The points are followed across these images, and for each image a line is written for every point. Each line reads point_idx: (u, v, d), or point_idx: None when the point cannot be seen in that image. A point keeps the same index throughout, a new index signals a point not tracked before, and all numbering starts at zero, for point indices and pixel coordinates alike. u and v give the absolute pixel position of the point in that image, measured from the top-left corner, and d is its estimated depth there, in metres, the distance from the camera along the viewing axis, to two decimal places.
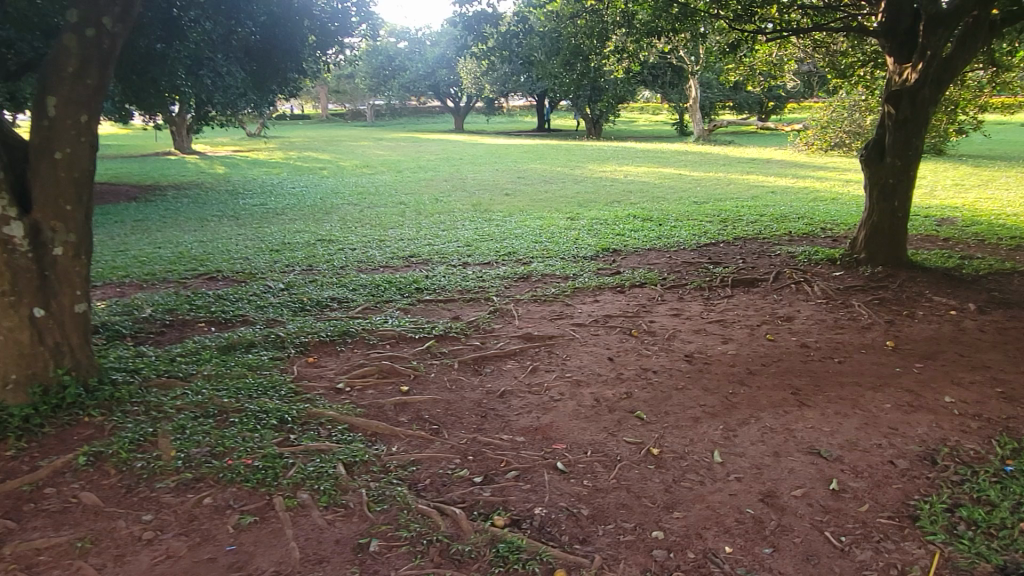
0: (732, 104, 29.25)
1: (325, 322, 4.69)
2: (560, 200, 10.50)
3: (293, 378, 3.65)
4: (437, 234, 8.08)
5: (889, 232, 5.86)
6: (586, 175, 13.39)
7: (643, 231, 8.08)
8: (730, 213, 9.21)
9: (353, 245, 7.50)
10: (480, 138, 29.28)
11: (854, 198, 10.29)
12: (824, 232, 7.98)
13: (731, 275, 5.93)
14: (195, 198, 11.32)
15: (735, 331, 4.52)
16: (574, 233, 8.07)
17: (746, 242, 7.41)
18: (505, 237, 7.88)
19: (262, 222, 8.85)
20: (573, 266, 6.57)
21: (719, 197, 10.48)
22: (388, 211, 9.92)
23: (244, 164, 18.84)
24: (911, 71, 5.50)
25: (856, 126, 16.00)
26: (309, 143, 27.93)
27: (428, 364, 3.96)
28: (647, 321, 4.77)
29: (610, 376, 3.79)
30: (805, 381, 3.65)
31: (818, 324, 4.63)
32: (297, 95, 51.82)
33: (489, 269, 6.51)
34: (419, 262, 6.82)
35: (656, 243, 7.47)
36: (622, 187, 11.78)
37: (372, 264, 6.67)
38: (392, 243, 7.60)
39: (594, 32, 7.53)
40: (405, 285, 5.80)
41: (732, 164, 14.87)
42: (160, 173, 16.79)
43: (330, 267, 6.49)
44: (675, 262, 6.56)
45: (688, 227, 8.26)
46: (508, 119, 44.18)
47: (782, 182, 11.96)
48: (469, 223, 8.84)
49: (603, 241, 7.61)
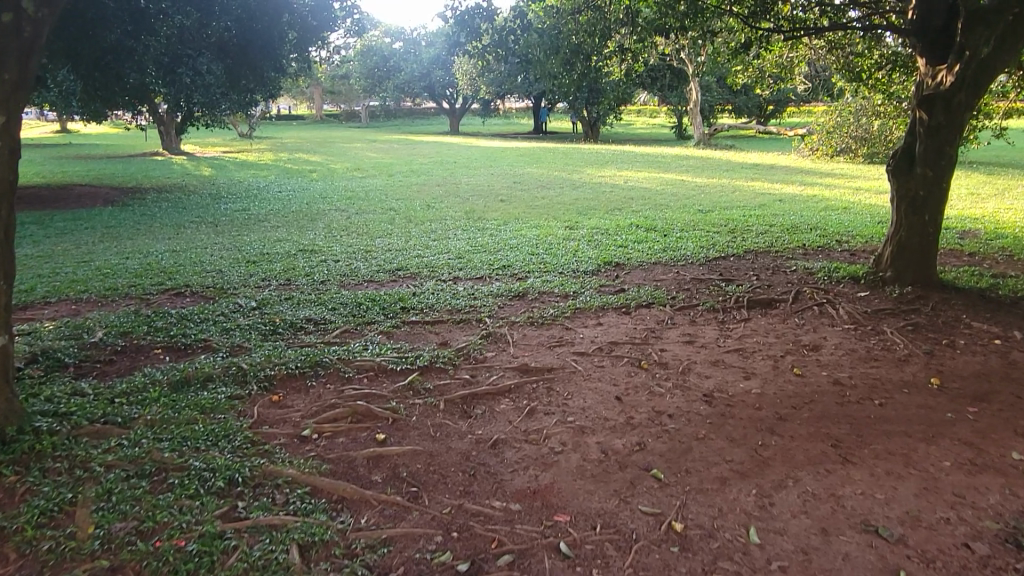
0: (731, 107, 28.87)
1: (298, 350, 4.18)
2: (558, 208, 10.01)
3: (251, 423, 3.13)
4: (427, 245, 7.59)
5: (918, 249, 5.39)
6: (584, 180, 12.93)
7: (646, 243, 7.61)
8: (737, 223, 8.74)
9: (336, 256, 6.98)
10: (476, 140, 28.83)
11: (865, 207, 9.85)
12: (839, 245, 7.51)
13: (746, 294, 5.44)
14: (174, 202, 10.78)
15: (757, 363, 4.03)
16: (574, 244, 7.59)
17: (758, 257, 6.92)
18: (499, 249, 7.39)
19: (242, 229, 8.33)
20: (573, 281, 6.08)
21: (725, 205, 10.01)
22: (377, 218, 9.43)
23: (232, 165, 18.32)
24: (946, 73, 5.02)
25: (863, 131, 15.59)
26: (301, 144, 27.38)
27: (410, 404, 3.46)
28: (657, 350, 4.27)
29: (619, 422, 3.29)
30: (846, 430, 3.15)
31: (849, 355, 4.14)
32: (292, 95, 51.27)
33: (482, 285, 6.01)
34: (406, 276, 6.32)
35: (662, 256, 6.99)
36: (623, 193, 11.33)
37: (356, 279, 6.17)
38: (379, 255, 7.10)
39: (595, 30, 7.06)
40: (389, 304, 5.30)
41: (735, 170, 14.42)
42: (144, 175, 16.23)
43: (310, 282, 5.98)
44: (683, 279, 6.08)
45: (694, 239, 7.78)
46: (504, 121, 43.76)
47: (789, 189, 11.51)
48: (461, 232, 8.33)
49: (604, 254, 7.13)
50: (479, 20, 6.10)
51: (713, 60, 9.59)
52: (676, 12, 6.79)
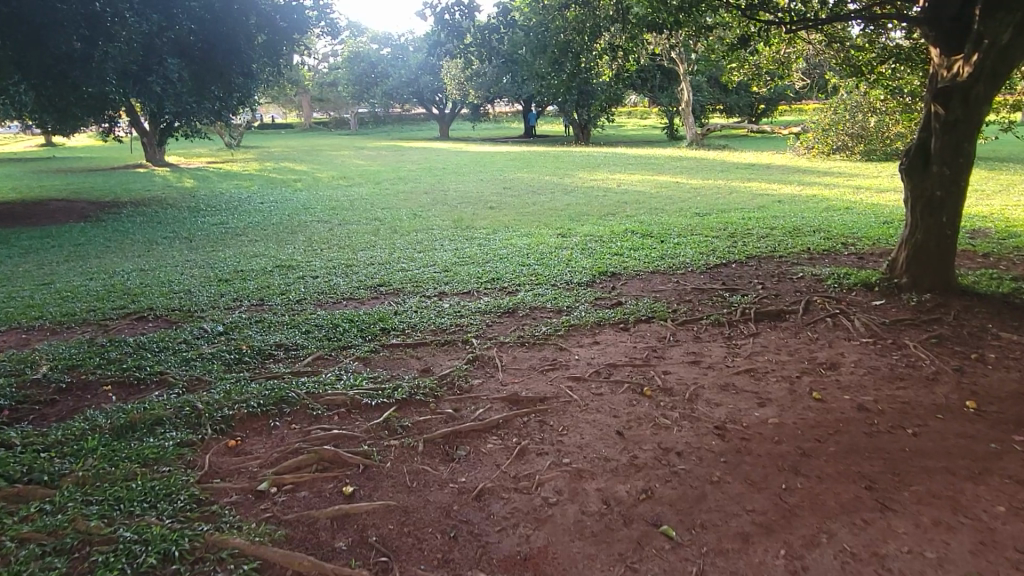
0: (723, 106, 28.62)
1: (263, 382, 3.77)
2: (550, 214, 9.65)
3: (199, 476, 2.73)
4: (412, 257, 7.19)
5: (936, 254, 5.03)
6: (576, 185, 12.56)
7: (642, 250, 7.23)
8: (737, 227, 8.37)
9: (315, 272, 6.57)
10: (466, 145, 28.46)
11: (868, 206, 9.51)
12: (845, 248, 7.15)
13: (752, 306, 5.06)
14: (150, 216, 10.36)
15: (772, 387, 3.64)
16: (567, 254, 7.21)
17: (761, 264, 6.55)
18: (488, 261, 7.00)
19: (217, 245, 7.91)
20: (566, 294, 5.70)
21: (723, 208, 9.66)
22: (361, 229, 9.03)
23: (215, 176, 17.87)
24: (963, 63, 4.65)
25: (859, 127, 15.29)
26: (288, 153, 26.97)
27: (385, 446, 3.06)
28: (660, 373, 3.88)
29: (622, 463, 2.90)
30: (879, 468, 2.77)
31: (872, 375, 3.76)
32: (279, 103, 50.82)
33: (469, 301, 5.62)
34: (388, 293, 5.91)
35: (660, 265, 6.61)
36: (616, 197, 10.95)
37: (335, 296, 5.77)
38: (361, 269, 6.70)
39: (585, 27, 6.74)
40: (369, 324, 4.90)
41: (731, 170, 14.07)
42: (124, 188, 15.79)
43: (284, 301, 5.58)
44: (684, 290, 5.70)
45: (693, 245, 7.41)
46: (494, 126, 43.44)
47: (787, 190, 11.16)
48: (449, 242, 7.94)
49: (599, 263, 6.75)
50: (456, 13, 5.68)
51: (707, 56, 9.23)
52: (668, 7, 6.34)
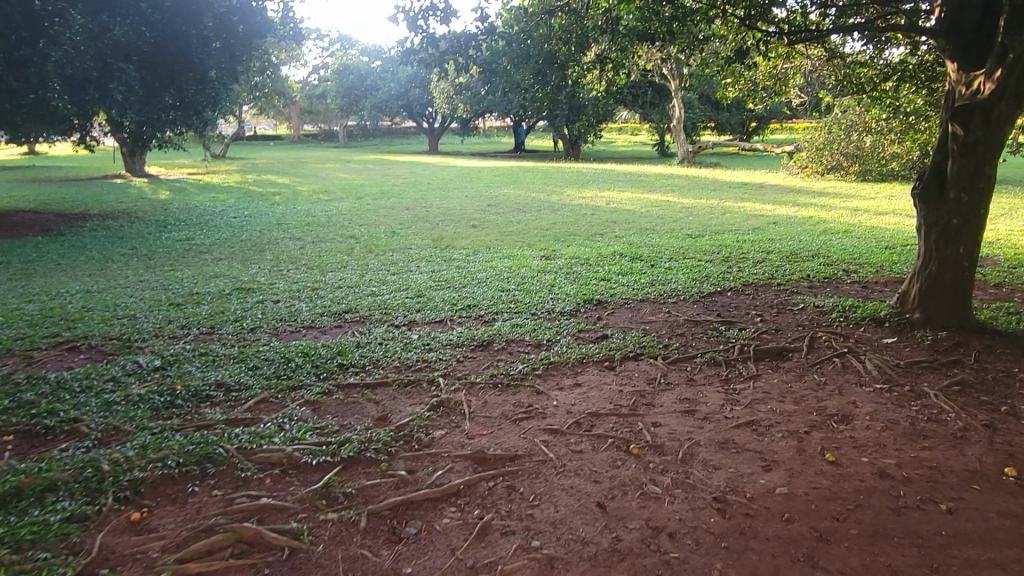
0: (714, 124, 28.45)
1: (189, 433, 3.26)
2: (535, 233, 9.21)
3: (83, 566, 2.22)
4: (384, 280, 6.71)
5: (951, 287, 4.59)
6: (564, 202, 12.14)
7: (631, 275, 6.78)
8: (731, 250, 7.95)
9: (276, 296, 6.06)
10: (455, 160, 28.07)
11: (866, 229, 9.12)
12: (846, 274, 6.73)
13: (751, 343, 4.59)
14: (113, 231, 9.82)
15: (777, 445, 3.16)
16: (551, 278, 6.74)
17: (757, 293, 6.10)
18: (466, 284, 6.52)
19: (176, 263, 7.40)
20: (547, 325, 5.23)
21: (716, 230, 9.25)
22: (334, 247, 8.54)
23: (192, 188, 17.34)
24: (985, 79, 4.19)
25: (854, 147, 14.99)
26: (273, 165, 26.51)
27: (321, 520, 2.56)
28: (649, 425, 3.40)
29: (603, 547, 2.41)
30: (912, 560, 2.30)
31: (891, 432, 3.29)
32: (268, 115, 50.41)
33: (440, 331, 5.13)
34: (353, 320, 5.42)
35: (649, 292, 6.16)
36: (604, 216, 10.53)
37: (293, 324, 5.27)
38: (327, 293, 6.21)
39: (570, 37, 6.41)
40: (325, 358, 4.40)
41: (722, 189, 13.71)
42: (96, 199, 15.25)
43: (236, 330, 5.07)
44: (675, 322, 5.24)
45: (684, 270, 6.97)
46: (484, 140, 43.17)
47: (782, 210, 10.78)
48: (425, 264, 7.46)
49: (584, 289, 6.28)
50: (430, 18, 5.23)
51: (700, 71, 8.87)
52: (660, 16, 6.14)
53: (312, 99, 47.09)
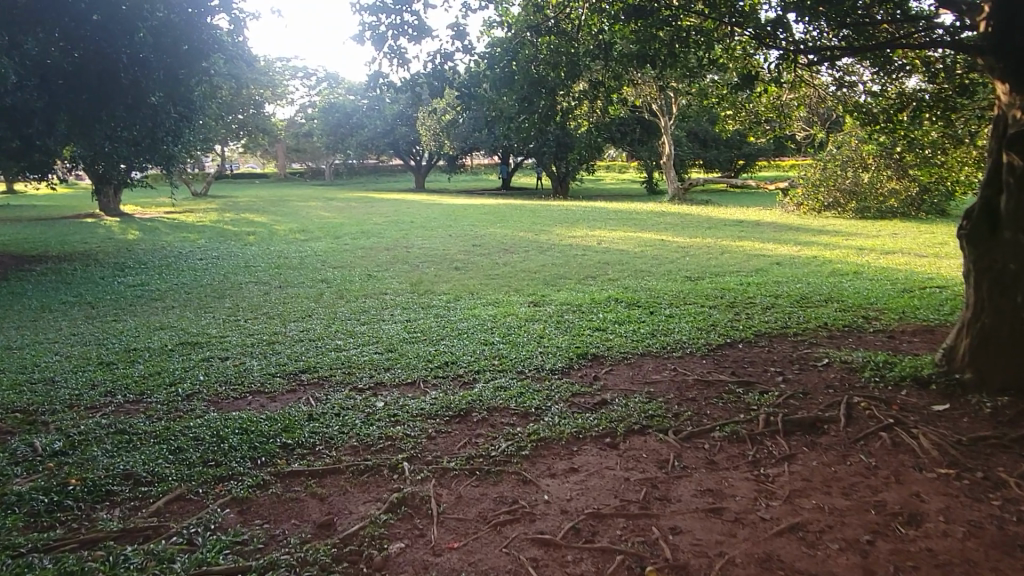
0: (702, 162, 28.20)
1: (65, 556, 2.49)
2: (522, 276, 8.54)
3: None
4: (352, 331, 5.98)
5: (1009, 344, 3.90)
6: (553, 242, 11.52)
7: (630, 324, 6.08)
8: (736, 295, 7.30)
9: (225, 352, 5.31)
10: (441, 197, 27.54)
11: (877, 270, 8.51)
12: (867, 322, 6.06)
13: (778, 411, 3.86)
14: (64, 275, 9.06)
15: (838, 566, 2.41)
16: (539, 328, 6.03)
17: (773, 345, 5.40)
18: (444, 337, 5.79)
19: (122, 313, 6.65)
20: (535, 387, 4.50)
21: (716, 272, 8.62)
22: (302, 292, 7.81)
23: (164, 227, 16.60)
24: None
25: (853, 183, 14.52)
26: (254, 203, 25.86)
27: None
28: (667, 534, 2.65)
29: None
30: None
31: (977, 542, 2.55)
32: (254, 154, 50.02)
33: (410, 395, 4.39)
34: (308, 382, 4.66)
35: (650, 344, 5.46)
36: (597, 257, 9.90)
37: (239, 389, 4.52)
38: (285, 347, 5.46)
39: (559, 61, 5.84)
40: (268, 434, 3.65)
41: (718, 227, 13.13)
42: (61, 240, 14.46)
43: (169, 396, 4.31)
44: (683, 383, 4.52)
45: (688, 318, 6.29)
46: (471, 179, 42.84)
47: (784, 250, 10.17)
48: (400, 311, 6.75)
49: (577, 342, 5.56)
50: (400, 36, 4.58)
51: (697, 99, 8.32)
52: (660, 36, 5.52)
53: (298, 137, 46.74)
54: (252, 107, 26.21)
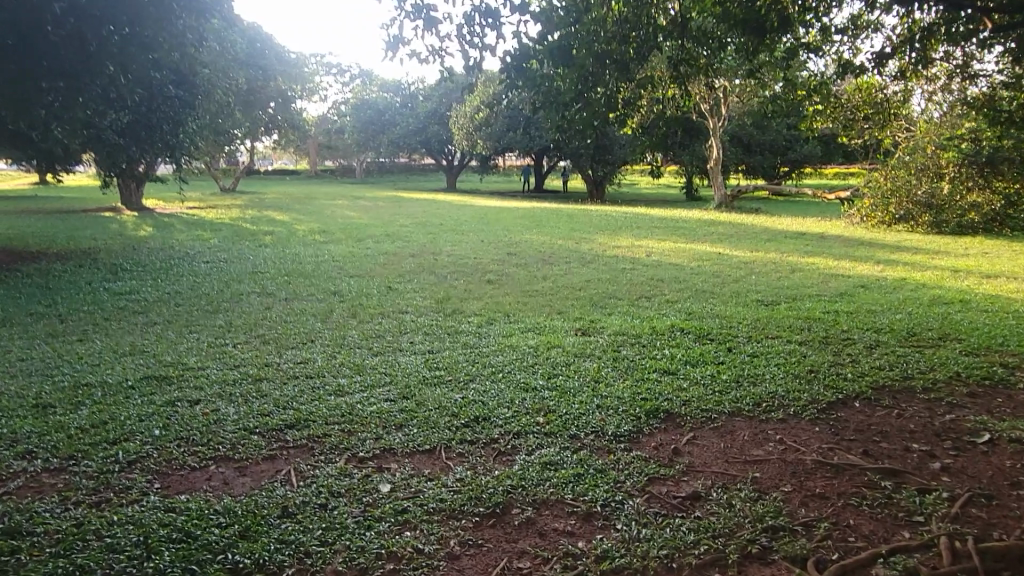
0: (746, 166, 26.78)
1: None
2: (565, 294, 7.38)
3: None
4: (360, 364, 4.86)
5: None
6: (596, 252, 10.32)
7: (705, 366, 4.86)
8: (825, 328, 6.05)
9: (198, 393, 4.22)
10: (473, 198, 26.47)
11: (987, 298, 7.17)
12: (1012, 373, 4.77)
13: (963, 533, 2.63)
14: (50, 277, 8.12)
15: None
16: (592, 367, 4.85)
17: (900, 405, 4.13)
18: (473, 378, 4.63)
19: (91, 330, 5.63)
20: (594, 465, 3.32)
21: (792, 296, 7.36)
22: (309, 307, 6.74)
23: (180, 224, 15.71)
24: None
25: (929, 193, 13.09)
26: (280, 200, 25.03)
27: None
28: None
29: None
30: None
31: None
32: (285, 150, 49.53)
33: (427, 473, 3.23)
34: (294, 448, 3.53)
35: (737, 398, 4.26)
36: (648, 272, 8.69)
37: (201, 454, 3.42)
38: (274, 386, 4.36)
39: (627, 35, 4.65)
40: (222, 545, 2.53)
41: (781, 240, 11.81)
42: (70, 235, 13.58)
43: (104, 465, 3.24)
44: (799, 467, 3.31)
45: (777, 358, 5.05)
46: (503, 180, 41.81)
47: (866, 270, 8.84)
48: (423, 338, 5.60)
49: (643, 392, 4.36)
50: None
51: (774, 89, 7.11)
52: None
53: (330, 133, 46.11)
54: (282, 101, 25.36)
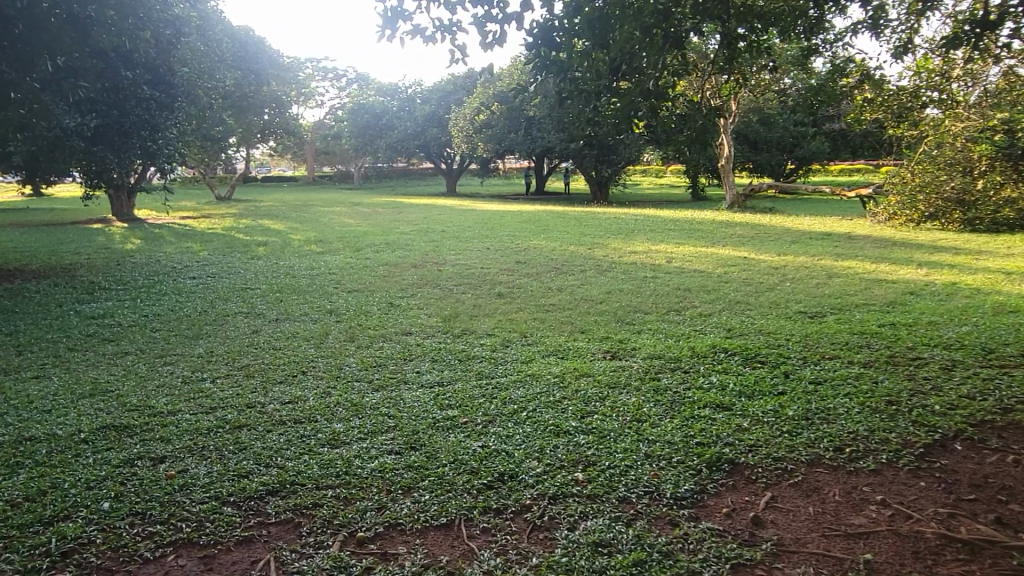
0: (754, 164, 26.07)
1: None
2: (586, 310, 6.67)
3: None
4: (359, 404, 4.14)
5: None
6: (612, 259, 9.62)
7: (763, 398, 4.16)
8: (887, 345, 5.34)
9: (164, 446, 3.51)
10: (475, 202, 25.74)
11: None
12: None
13: None
14: (20, 299, 7.40)
15: None
16: (631, 402, 4.14)
17: (1013, 449, 3.44)
18: (494, 419, 3.93)
19: (51, 364, 4.91)
20: (657, 544, 2.61)
21: (837, 306, 6.65)
22: (302, 330, 6.03)
23: (170, 236, 14.97)
24: None
25: (960, 189, 12.39)
26: (277, 208, 24.27)
27: None
28: None
29: None
30: None
31: None
32: (282, 157, 48.82)
33: (446, 565, 2.51)
34: (276, 526, 2.80)
35: (812, 441, 3.55)
36: (672, 281, 7.99)
37: (159, 536, 2.71)
38: (257, 436, 3.65)
39: None
40: None
41: (808, 242, 11.10)
42: (52, 250, 12.83)
43: (31, 560, 2.53)
44: (921, 545, 2.59)
45: (844, 386, 4.36)
46: (503, 183, 41.14)
47: (909, 274, 8.16)
48: (432, 366, 4.90)
49: (698, 434, 3.66)
50: None
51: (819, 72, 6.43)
52: None
53: (327, 139, 45.46)
54: (277, 106, 24.67)
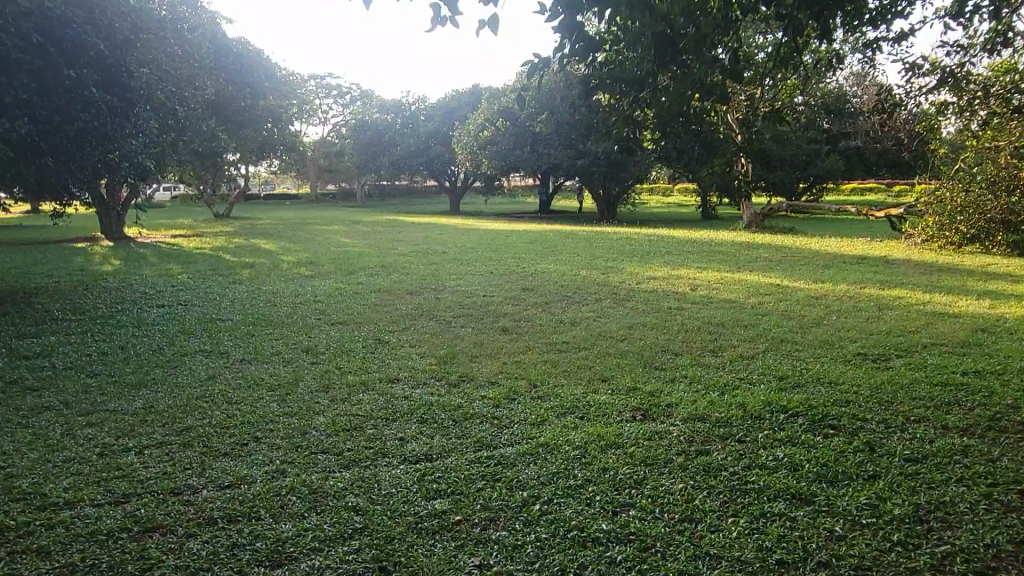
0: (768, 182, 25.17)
1: None
2: (607, 349, 5.68)
3: None
4: (320, 490, 3.15)
5: None
6: (629, 286, 8.63)
7: (851, 485, 3.16)
8: (984, 402, 4.32)
9: (38, 565, 2.54)
10: (479, 221, 24.80)
11: None
12: None
13: None
14: None
15: None
16: (679, 490, 3.14)
17: None
18: (498, 518, 2.92)
19: None
20: None
21: (902, 348, 5.64)
22: (269, 375, 5.06)
23: (153, 256, 14.03)
24: None
25: (1006, 210, 11.40)
26: (272, 226, 23.35)
27: None
28: None
29: None
30: None
31: None
32: (285, 174, 48.08)
33: None
34: None
35: (939, 562, 2.55)
36: (702, 313, 7.00)
37: None
38: (172, 546, 2.67)
39: None
40: None
41: (843, 266, 10.10)
42: (24, 271, 11.92)
43: None
44: None
45: (953, 466, 3.35)
46: (508, 201, 40.23)
47: (971, 305, 7.15)
48: (419, 433, 3.89)
49: (778, 548, 2.66)
50: None
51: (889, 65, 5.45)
52: None
53: (330, 156, 44.75)
54: (276, 120, 23.87)
